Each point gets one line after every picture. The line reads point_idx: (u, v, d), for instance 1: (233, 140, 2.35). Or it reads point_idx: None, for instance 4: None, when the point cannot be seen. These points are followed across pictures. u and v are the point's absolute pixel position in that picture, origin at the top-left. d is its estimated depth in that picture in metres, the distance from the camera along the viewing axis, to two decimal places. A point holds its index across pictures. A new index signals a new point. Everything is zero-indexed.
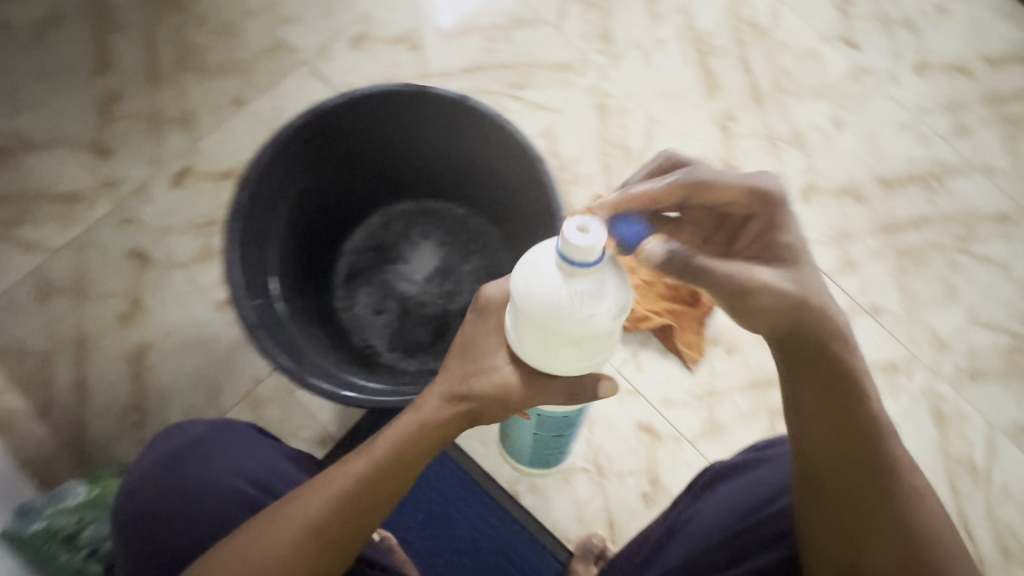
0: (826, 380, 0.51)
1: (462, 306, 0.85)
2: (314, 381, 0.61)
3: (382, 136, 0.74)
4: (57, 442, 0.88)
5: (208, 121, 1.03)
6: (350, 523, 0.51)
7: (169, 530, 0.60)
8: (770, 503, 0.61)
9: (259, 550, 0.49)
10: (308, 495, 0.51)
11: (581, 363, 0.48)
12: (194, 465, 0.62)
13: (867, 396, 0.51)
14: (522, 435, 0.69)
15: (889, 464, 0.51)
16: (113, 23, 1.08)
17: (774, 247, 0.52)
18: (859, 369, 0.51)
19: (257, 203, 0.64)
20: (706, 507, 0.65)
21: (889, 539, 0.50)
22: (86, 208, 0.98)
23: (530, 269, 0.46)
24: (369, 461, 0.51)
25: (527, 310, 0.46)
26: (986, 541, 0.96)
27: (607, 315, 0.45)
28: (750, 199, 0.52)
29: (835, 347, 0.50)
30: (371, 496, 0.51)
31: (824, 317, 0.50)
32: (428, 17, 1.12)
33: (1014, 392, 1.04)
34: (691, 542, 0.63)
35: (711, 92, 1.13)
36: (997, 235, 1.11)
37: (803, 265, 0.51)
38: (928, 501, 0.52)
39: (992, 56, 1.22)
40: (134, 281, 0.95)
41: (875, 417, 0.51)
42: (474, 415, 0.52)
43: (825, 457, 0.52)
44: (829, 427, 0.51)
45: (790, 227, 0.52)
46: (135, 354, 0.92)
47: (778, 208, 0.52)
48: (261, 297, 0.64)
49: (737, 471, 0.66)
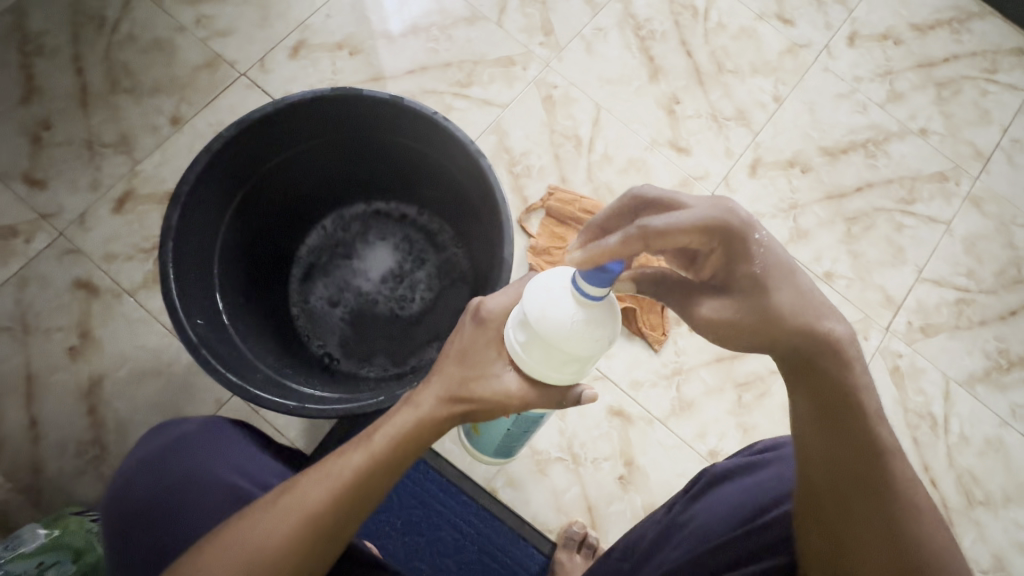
0: (822, 395, 0.45)
1: (423, 308, 0.86)
2: (265, 396, 0.59)
3: (327, 140, 0.72)
4: (14, 486, 0.85)
5: (146, 143, 1.00)
6: (342, 525, 0.46)
7: (154, 531, 0.54)
8: (773, 505, 0.54)
9: (252, 543, 0.45)
10: (300, 491, 0.46)
11: (575, 379, 0.48)
12: (184, 462, 0.56)
13: (871, 416, 0.45)
14: (492, 428, 0.70)
15: (894, 486, 0.45)
16: (31, 46, 1.02)
17: (735, 278, 0.44)
18: (861, 386, 0.45)
19: (194, 219, 0.62)
20: (705, 509, 0.59)
21: (890, 564, 0.44)
22: (22, 242, 0.94)
23: (545, 293, 0.46)
24: (365, 459, 0.46)
25: (540, 330, 0.45)
26: (949, 487, 1.00)
27: (609, 340, 0.47)
28: (713, 237, 0.42)
29: (827, 363, 0.44)
30: (364, 491, 0.46)
31: (805, 334, 0.44)
32: (366, 19, 1.10)
33: (964, 342, 1.08)
34: (686, 546, 0.57)
35: (655, 76, 1.14)
36: (936, 194, 1.16)
37: (770, 297, 0.43)
38: (939, 532, 0.44)
39: (920, 22, 1.26)
40: (81, 313, 0.92)
41: (880, 436, 0.45)
42: (469, 416, 0.49)
43: (817, 465, 0.46)
44: (822, 438, 0.46)
45: (755, 256, 0.43)
46: (89, 389, 0.89)
47: (744, 242, 0.42)
48: (205, 315, 0.62)
49: (738, 474, 0.59)
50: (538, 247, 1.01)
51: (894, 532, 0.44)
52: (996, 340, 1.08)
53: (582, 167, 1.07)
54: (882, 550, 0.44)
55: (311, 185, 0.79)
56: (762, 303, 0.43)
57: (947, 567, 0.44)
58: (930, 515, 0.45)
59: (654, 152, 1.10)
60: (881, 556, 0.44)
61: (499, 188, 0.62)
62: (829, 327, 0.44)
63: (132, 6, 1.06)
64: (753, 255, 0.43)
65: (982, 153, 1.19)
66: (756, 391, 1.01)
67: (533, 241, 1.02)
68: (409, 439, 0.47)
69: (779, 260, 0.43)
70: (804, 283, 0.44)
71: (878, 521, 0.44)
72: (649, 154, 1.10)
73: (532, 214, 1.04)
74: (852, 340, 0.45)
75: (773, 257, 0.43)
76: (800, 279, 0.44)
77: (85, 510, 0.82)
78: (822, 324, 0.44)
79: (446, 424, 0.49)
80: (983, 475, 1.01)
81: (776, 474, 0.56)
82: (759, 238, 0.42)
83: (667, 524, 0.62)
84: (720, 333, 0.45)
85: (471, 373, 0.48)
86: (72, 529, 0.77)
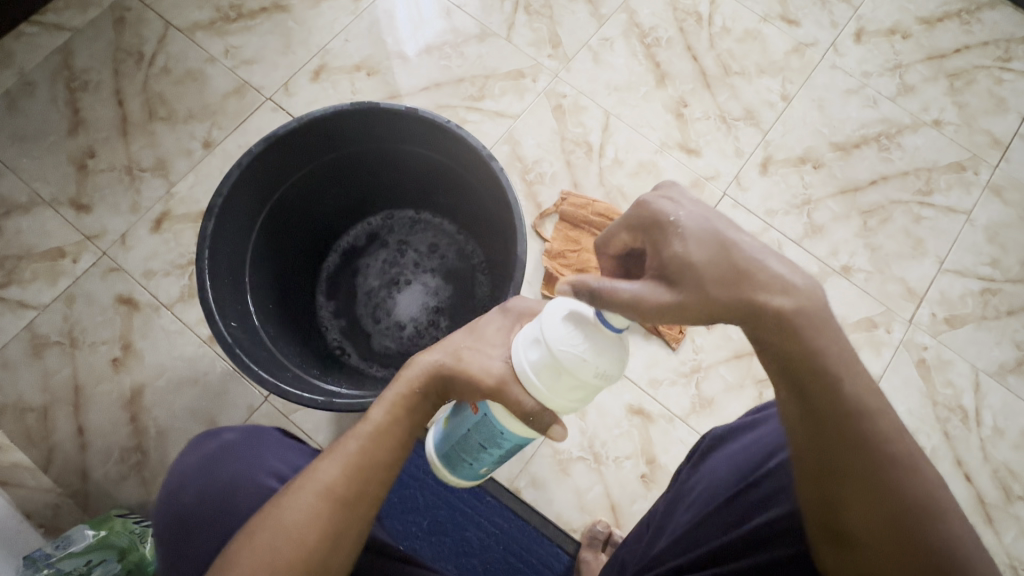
0: (782, 359, 0.44)
1: (439, 325, 0.88)
2: (290, 390, 0.63)
3: (367, 149, 0.77)
4: (63, 491, 0.90)
5: (181, 165, 1.07)
6: (362, 497, 0.48)
7: (199, 536, 0.56)
8: (769, 459, 0.55)
9: (275, 522, 0.46)
10: (315, 468, 0.48)
11: (544, 395, 0.48)
12: (224, 467, 0.59)
13: (835, 373, 0.43)
14: (450, 430, 0.57)
15: (869, 443, 0.43)
16: (78, 81, 1.10)
17: (665, 260, 0.44)
18: (821, 348, 0.43)
19: (227, 224, 0.66)
20: (706, 472, 0.61)
21: (875, 513, 0.43)
22: (69, 262, 1.01)
23: (565, 307, 0.48)
24: (369, 428, 0.50)
25: (543, 325, 0.48)
26: (985, 481, 0.97)
27: (593, 371, 0.46)
28: (633, 228, 0.46)
29: (784, 331, 0.43)
30: (370, 458, 0.49)
31: (751, 303, 0.43)
32: (381, 41, 1.16)
33: (993, 334, 1.05)
34: (694, 506, 0.59)
35: (663, 82, 1.17)
36: (956, 184, 1.14)
37: (694, 271, 0.43)
38: (929, 485, 0.43)
39: (928, 15, 1.26)
40: (123, 327, 0.98)
41: (845, 394, 0.43)
42: (447, 384, 0.51)
43: (792, 425, 0.46)
44: (799, 403, 0.44)
45: (672, 233, 0.44)
46: (131, 398, 0.95)
47: (658, 222, 0.45)
48: (238, 318, 0.66)
49: (732, 437, 0.61)
50: (553, 251, 1.04)
51: (876, 483, 0.43)
52: None
53: (594, 172, 1.10)
54: (861, 499, 0.43)
55: (350, 187, 0.84)
56: (694, 277, 0.43)
57: (926, 510, 0.42)
58: (909, 465, 0.43)
59: (664, 154, 1.12)
60: (862, 506, 0.43)
61: (512, 189, 0.63)
62: (769, 301, 0.43)
63: (168, 41, 1.14)
64: (672, 236, 0.44)
65: (1000, 142, 1.17)
66: None
67: (549, 245, 1.05)
68: (408, 404, 0.51)
69: (706, 237, 0.43)
70: (741, 252, 0.44)
71: (859, 475, 0.43)
72: (660, 157, 1.12)
73: (546, 220, 1.07)
74: (799, 309, 0.43)
75: (694, 237, 0.43)
76: (736, 249, 0.43)
77: (128, 512, 0.87)
78: (767, 293, 0.43)
79: (437, 391, 0.52)
80: (1020, 469, 0.98)
81: (768, 429, 0.57)
82: (673, 219, 0.44)
83: (678, 491, 0.64)
84: (666, 317, 0.43)
85: (481, 356, 0.51)
86: (118, 530, 0.81)
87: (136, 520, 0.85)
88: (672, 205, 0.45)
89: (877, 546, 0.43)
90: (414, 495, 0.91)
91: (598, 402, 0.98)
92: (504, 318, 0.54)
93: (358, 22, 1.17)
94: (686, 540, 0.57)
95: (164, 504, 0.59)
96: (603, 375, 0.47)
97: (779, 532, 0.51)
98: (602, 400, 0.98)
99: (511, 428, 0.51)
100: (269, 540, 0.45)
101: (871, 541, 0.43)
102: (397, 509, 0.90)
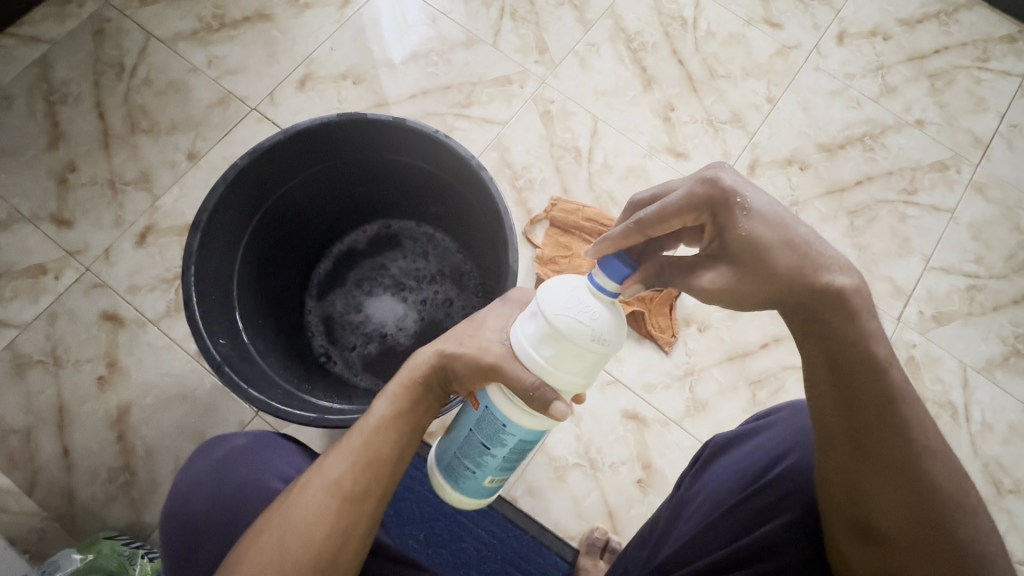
0: (831, 346, 0.45)
1: (412, 337, 0.87)
2: (279, 408, 0.61)
3: (354, 159, 0.76)
4: (49, 514, 0.88)
5: (165, 178, 1.05)
6: (370, 493, 0.47)
7: (209, 542, 0.55)
8: (776, 464, 0.55)
9: (284, 523, 0.45)
10: (320, 465, 0.47)
11: (547, 370, 0.46)
12: (231, 471, 0.58)
13: (881, 363, 0.44)
14: (454, 434, 0.55)
15: (908, 432, 0.44)
16: (58, 93, 1.08)
17: (728, 245, 0.45)
18: (870, 333, 0.44)
19: (213, 239, 0.65)
20: (711, 480, 0.60)
21: (904, 502, 0.44)
22: (51, 279, 0.99)
23: (559, 283, 0.47)
24: (373, 423, 0.49)
25: (537, 298, 0.47)
26: (977, 476, 0.98)
27: (592, 335, 0.45)
28: (698, 209, 0.46)
29: (833, 318, 0.44)
30: (374, 455, 0.48)
31: (804, 286, 0.44)
32: (367, 50, 1.15)
33: (979, 330, 1.07)
34: (699, 514, 0.58)
35: (649, 86, 1.17)
36: (939, 183, 1.16)
37: (765, 258, 0.44)
38: (960, 476, 0.44)
39: (907, 17, 1.28)
40: (108, 344, 0.96)
41: (894, 383, 0.44)
42: (449, 375, 0.50)
43: (831, 413, 0.46)
44: (837, 390, 0.45)
45: (740, 219, 0.45)
46: (117, 416, 0.92)
47: (727, 207, 0.45)
48: (226, 335, 0.65)
49: (737, 443, 0.60)
50: (543, 257, 1.04)
51: (914, 474, 0.43)
52: (1012, 325, 1.07)
53: (583, 177, 1.10)
54: (894, 488, 0.44)
55: (340, 198, 0.83)
56: (759, 264, 0.44)
57: (955, 503, 0.44)
58: (945, 458, 0.44)
59: (653, 158, 1.12)
60: (895, 495, 0.44)
61: (501, 202, 0.64)
62: (835, 279, 0.44)
63: (149, 52, 1.12)
64: (740, 218, 0.45)
65: (982, 141, 1.19)
66: (770, 388, 1.00)
67: (539, 251, 1.04)
68: (411, 397, 0.50)
69: (773, 221, 0.44)
70: (801, 239, 0.45)
71: (896, 465, 0.44)
72: (648, 161, 1.12)
73: (536, 226, 1.07)
74: (858, 290, 0.44)
75: (762, 220, 0.44)
76: (798, 237, 0.44)
77: (117, 534, 0.85)
78: (826, 275, 0.44)
79: (439, 382, 0.51)
80: (1010, 463, 0.99)
81: (776, 435, 0.57)
82: (741, 201, 0.44)
83: (679, 499, 0.63)
84: (722, 301, 0.46)
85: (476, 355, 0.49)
86: (105, 553, 0.79)
87: (125, 542, 0.83)
88: (739, 188, 0.45)
89: (904, 536, 0.44)
90: (410, 507, 0.90)
91: (593, 407, 0.97)
92: (495, 313, 0.53)
93: (343, 31, 1.16)
94: (692, 549, 0.57)
95: (170, 511, 0.58)
96: (602, 340, 0.46)
97: (785, 538, 0.53)
98: (598, 405, 0.97)
99: (515, 420, 0.49)
100: (279, 540, 0.45)
101: (898, 529, 0.44)
102: (394, 523, 0.89)
